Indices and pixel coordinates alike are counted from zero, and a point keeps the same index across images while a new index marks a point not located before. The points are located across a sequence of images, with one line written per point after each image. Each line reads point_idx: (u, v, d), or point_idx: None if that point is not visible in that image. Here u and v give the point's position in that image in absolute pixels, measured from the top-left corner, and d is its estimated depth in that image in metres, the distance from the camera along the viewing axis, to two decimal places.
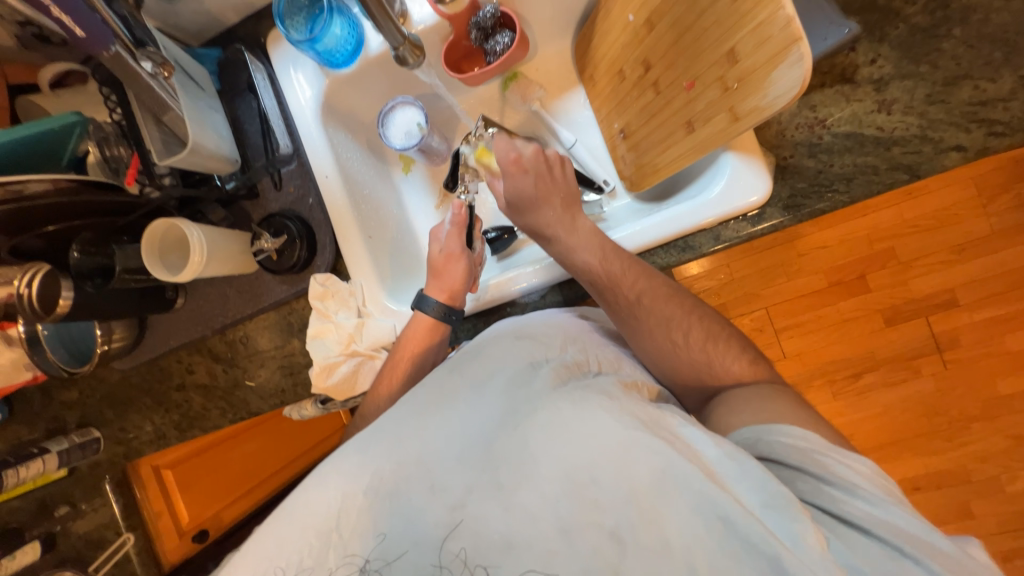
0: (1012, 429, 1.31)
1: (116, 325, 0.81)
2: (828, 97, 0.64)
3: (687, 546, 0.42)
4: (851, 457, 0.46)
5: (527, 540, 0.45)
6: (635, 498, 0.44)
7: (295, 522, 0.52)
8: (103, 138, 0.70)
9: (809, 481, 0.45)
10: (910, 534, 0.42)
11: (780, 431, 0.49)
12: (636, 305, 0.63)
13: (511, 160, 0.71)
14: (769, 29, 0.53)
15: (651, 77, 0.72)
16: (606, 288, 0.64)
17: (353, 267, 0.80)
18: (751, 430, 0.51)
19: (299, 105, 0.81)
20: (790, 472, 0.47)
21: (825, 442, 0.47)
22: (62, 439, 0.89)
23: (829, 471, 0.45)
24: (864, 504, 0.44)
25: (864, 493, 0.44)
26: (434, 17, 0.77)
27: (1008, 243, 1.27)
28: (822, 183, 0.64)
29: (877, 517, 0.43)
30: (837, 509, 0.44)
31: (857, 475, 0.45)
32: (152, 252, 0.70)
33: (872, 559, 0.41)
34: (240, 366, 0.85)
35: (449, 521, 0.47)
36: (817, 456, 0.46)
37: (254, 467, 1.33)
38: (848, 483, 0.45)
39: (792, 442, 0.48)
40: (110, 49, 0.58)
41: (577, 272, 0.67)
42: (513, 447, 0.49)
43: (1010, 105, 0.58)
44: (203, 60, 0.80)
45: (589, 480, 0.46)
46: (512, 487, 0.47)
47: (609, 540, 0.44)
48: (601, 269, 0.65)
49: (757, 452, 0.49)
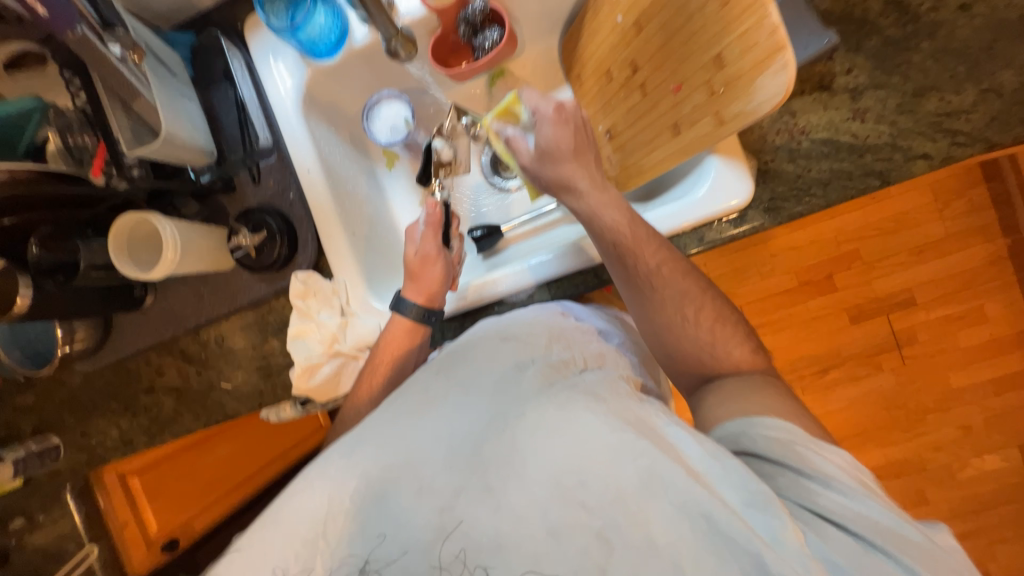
0: (963, 419, 1.40)
1: (78, 326, 0.76)
2: (806, 104, 0.67)
3: (672, 545, 0.43)
4: (831, 451, 0.48)
5: (516, 543, 0.45)
6: (621, 499, 0.45)
7: (281, 526, 0.50)
8: (64, 124, 0.65)
9: (789, 475, 0.47)
10: (882, 526, 0.44)
11: (761, 424, 0.50)
12: (655, 275, 0.62)
13: (552, 109, 0.66)
14: (756, 36, 0.55)
15: (638, 79, 0.72)
16: (627, 252, 0.63)
17: (335, 264, 0.78)
18: (736, 423, 0.52)
19: (279, 96, 0.78)
20: (770, 467, 0.48)
21: (808, 436, 0.49)
22: (17, 448, 0.83)
23: (809, 466, 0.47)
24: (840, 496, 0.45)
25: (841, 486, 0.46)
26: (421, 9, 0.75)
27: (961, 245, 1.36)
28: (800, 187, 0.67)
29: (853, 510, 0.45)
30: (814, 504, 0.45)
31: (837, 469, 0.47)
32: (119, 248, 0.66)
33: (847, 552, 0.43)
34: (214, 368, 0.82)
35: (437, 523, 0.47)
36: (796, 449, 0.48)
37: (229, 471, 1.28)
38: (826, 476, 0.46)
39: (774, 436, 0.49)
40: (76, 31, 0.54)
41: (602, 233, 0.64)
42: (500, 449, 0.49)
43: (971, 117, 0.62)
44: (175, 46, 0.76)
45: (577, 482, 0.46)
46: (501, 488, 0.47)
47: (596, 540, 0.44)
48: (628, 230, 0.63)
49: (738, 444, 0.51)
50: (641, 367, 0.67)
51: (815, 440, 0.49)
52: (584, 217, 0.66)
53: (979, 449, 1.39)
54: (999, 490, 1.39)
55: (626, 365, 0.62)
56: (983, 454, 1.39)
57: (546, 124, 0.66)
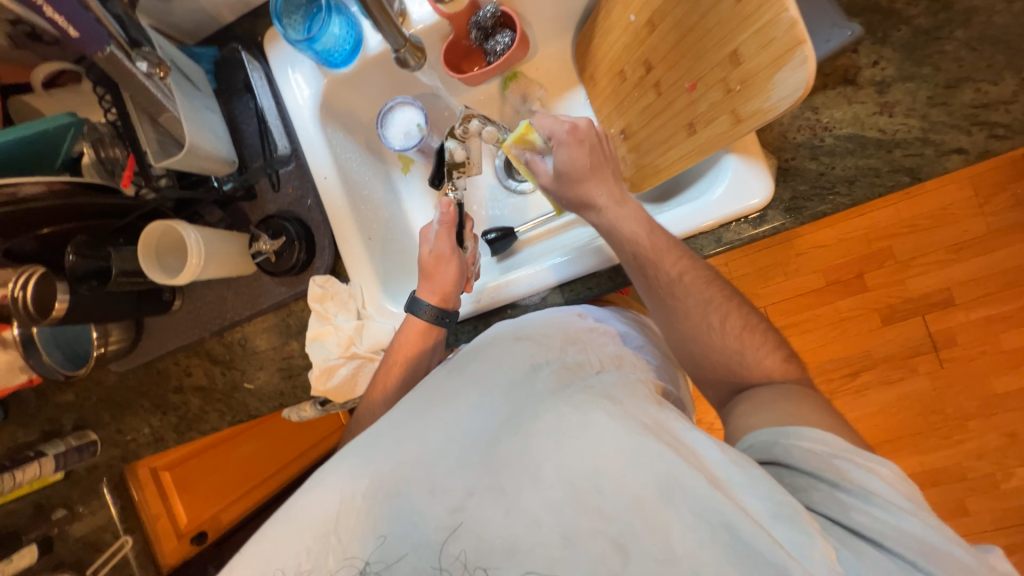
0: (1008, 427, 1.32)
1: (112, 327, 0.80)
2: (829, 99, 0.64)
3: (691, 553, 0.42)
4: (874, 463, 0.46)
5: (530, 546, 0.45)
6: (639, 506, 0.44)
7: (294, 523, 0.52)
8: (98, 139, 0.68)
9: (825, 489, 0.46)
10: (924, 544, 0.42)
11: (798, 434, 0.49)
12: (676, 283, 0.62)
13: (566, 131, 0.64)
14: (773, 32, 0.53)
15: (652, 78, 0.71)
16: (648, 263, 0.62)
17: (351, 268, 0.79)
18: (769, 431, 0.51)
19: (297, 105, 0.80)
20: (801, 479, 0.47)
21: (847, 446, 0.47)
22: (59, 442, 0.88)
23: (844, 478, 0.45)
24: (876, 509, 0.43)
25: (882, 502, 0.44)
26: (434, 16, 0.76)
27: (1004, 242, 1.28)
28: (823, 185, 0.64)
29: (891, 526, 0.43)
30: (849, 520, 0.44)
31: (878, 481, 0.45)
32: (148, 254, 0.70)
33: (885, 573, 0.41)
34: (238, 369, 0.85)
35: (449, 525, 0.47)
36: (834, 462, 0.46)
37: (253, 468, 1.32)
38: (865, 492, 0.44)
39: (811, 446, 0.48)
40: (105, 50, 0.57)
41: (623, 245, 0.64)
42: (514, 452, 0.49)
43: (1011, 108, 0.58)
44: (198, 60, 0.79)
45: (592, 486, 0.46)
46: (514, 491, 0.47)
47: (612, 548, 0.43)
48: (648, 242, 0.62)
49: (769, 453, 0.50)
50: (660, 370, 0.65)
51: (856, 450, 0.47)
52: (603, 231, 0.66)
53: None
54: None
55: (643, 368, 0.60)
56: None
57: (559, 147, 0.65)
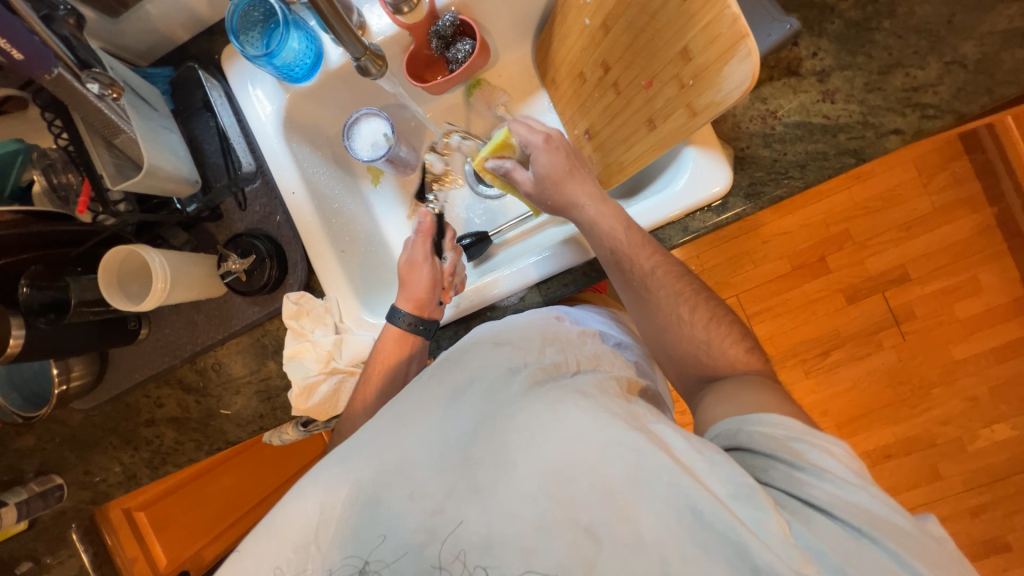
0: (968, 391, 1.40)
1: (74, 362, 0.77)
2: (776, 89, 0.68)
3: (660, 538, 0.43)
4: (830, 443, 0.47)
5: (504, 542, 0.45)
6: (610, 496, 0.45)
7: (273, 536, 0.50)
8: (48, 165, 0.66)
9: (782, 468, 0.46)
10: (871, 515, 0.43)
11: (758, 421, 0.50)
12: (650, 276, 0.64)
13: (541, 140, 0.68)
14: (718, 27, 0.56)
15: (610, 78, 0.74)
16: (624, 258, 0.64)
17: (326, 282, 0.78)
18: (733, 419, 0.52)
19: (260, 121, 0.79)
20: (761, 459, 0.48)
21: (804, 428, 0.48)
22: (21, 491, 0.83)
23: (801, 457, 0.46)
24: (829, 485, 0.44)
25: (833, 477, 0.45)
26: (393, 27, 0.77)
27: (948, 218, 1.37)
28: (778, 171, 0.68)
29: (842, 499, 0.44)
30: (803, 493, 0.45)
31: (833, 460, 0.46)
32: (110, 282, 0.67)
33: (834, 541, 0.42)
34: (213, 396, 0.82)
35: (427, 528, 0.47)
36: (793, 445, 0.47)
37: (235, 499, 1.27)
38: (819, 468, 0.46)
39: (770, 431, 0.49)
40: (53, 72, 0.55)
41: (602, 240, 0.66)
42: (490, 452, 0.49)
43: (938, 89, 0.63)
44: (154, 80, 0.77)
45: (565, 480, 0.46)
46: (492, 489, 0.47)
47: (584, 536, 0.44)
48: (625, 237, 0.64)
49: (732, 438, 0.51)
50: (639, 366, 0.67)
51: (811, 432, 0.48)
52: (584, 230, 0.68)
53: (986, 420, 1.39)
54: (1011, 460, 1.39)
55: (619, 365, 0.62)
56: (991, 424, 1.39)
57: (536, 152, 0.69)
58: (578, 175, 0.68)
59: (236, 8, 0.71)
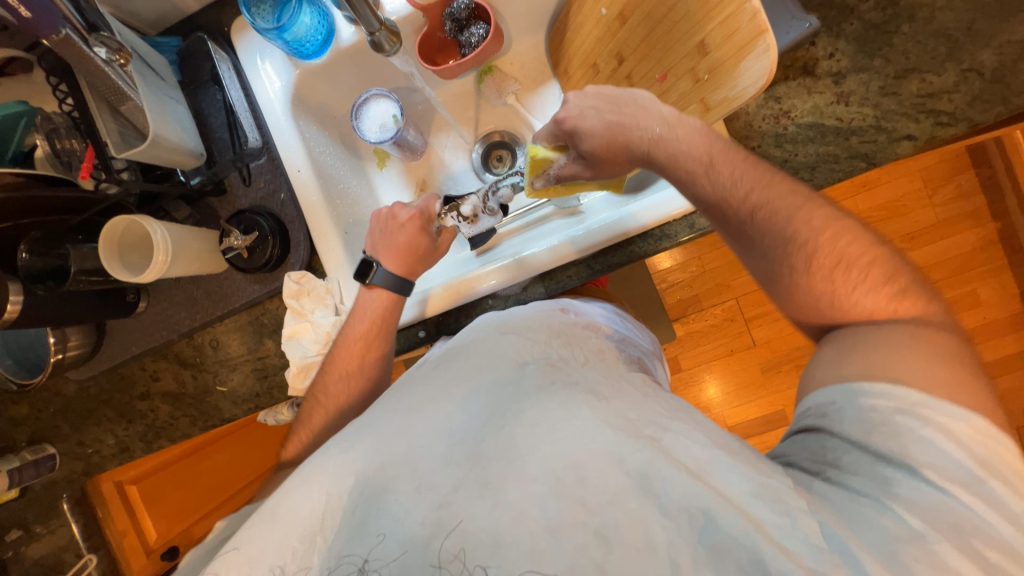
0: None
1: (71, 332, 0.76)
2: (791, 89, 0.67)
3: (670, 542, 0.42)
4: (949, 425, 0.42)
5: (513, 541, 0.44)
6: (620, 499, 0.44)
7: (276, 526, 0.51)
8: (52, 130, 0.66)
9: (868, 458, 0.44)
10: (952, 519, 0.40)
11: (862, 393, 0.46)
12: (748, 223, 0.56)
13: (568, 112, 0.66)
14: (737, 21, 0.55)
15: (624, 70, 0.73)
16: (713, 206, 0.58)
17: (328, 263, 0.77)
18: (828, 392, 0.48)
19: (268, 98, 0.78)
20: (842, 444, 0.45)
21: (910, 408, 0.43)
22: (13, 458, 0.83)
23: (894, 447, 0.43)
24: (917, 481, 0.41)
25: (930, 475, 0.41)
26: (407, 7, 0.76)
27: (952, 230, 1.37)
28: (788, 172, 0.67)
29: (928, 497, 0.41)
30: (883, 485, 0.42)
31: (932, 449, 0.42)
32: (110, 251, 0.66)
33: (878, 541, 0.39)
34: (209, 372, 0.82)
35: (433, 519, 0.46)
36: (894, 423, 0.44)
37: (228, 478, 1.28)
38: (915, 464, 0.42)
39: (872, 407, 0.45)
40: (60, 32, 0.54)
41: (686, 181, 0.59)
42: (499, 447, 0.49)
43: (954, 97, 0.63)
44: (163, 50, 0.76)
45: (575, 480, 0.46)
46: (500, 484, 0.47)
47: (593, 539, 0.43)
48: (708, 176, 0.57)
49: (822, 415, 0.48)
50: (643, 362, 0.67)
51: (926, 405, 0.43)
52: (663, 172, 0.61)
53: None
54: None
55: (625, 361, 0.62)
56: None
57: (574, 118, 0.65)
58: (631, 120, 0.62)
59: None
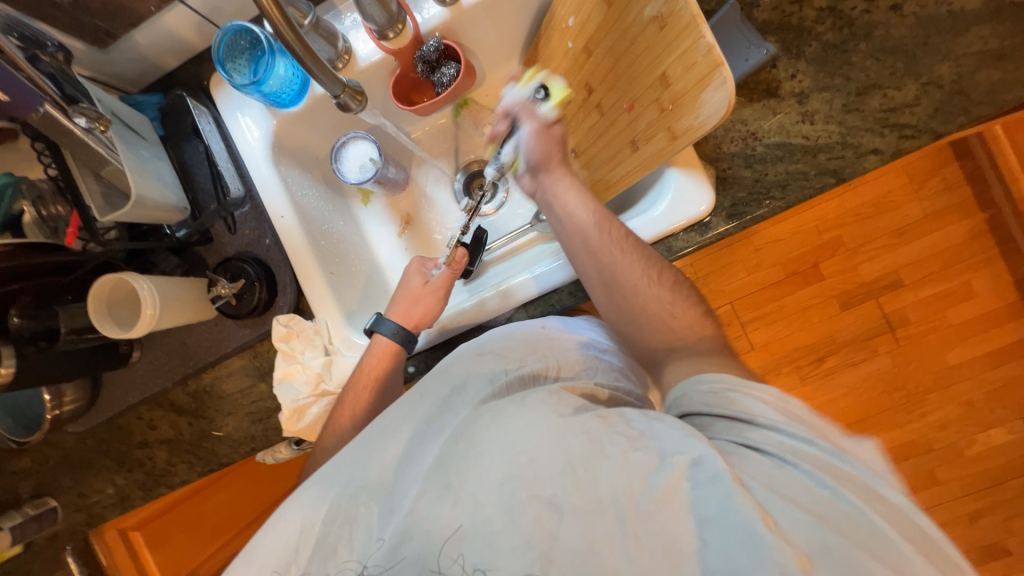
0: (964, 396, 1.40)
1: (66, 388, 0.77)
2: (756, 111, 0.69)
3: (616, 499, 0.43)
4: (758, 390, 0.49)
5: (473, 529, 0.45)
6: (570, 467, 0.45)
7: (254, 561, 0.52)
8: (38, 196, 0.68)
9: (727, 422, 0.48)
10: (802, 450, 0.44)
11: (699, 381, 0.52)
12: (598, 255, 0.63)
13: (538, 128, 0.69)
14: (694, 55, 0.57)
15: (594, 100, 0.74)
16: (575, 239, 0.65)
17: (314, 303, 0.78)
18: (678, 386, 0.54)
19: (248, 146, 0.80)
20: (708, 418, 0.50)
21: (740, 381, 0.50)
22: (15, 514, 0.84)
23: (738, 407, 0.48)
24: (767, 429, 0.46)
25: (768, 421, 0.46)
26: (378, 52, 0.78)
27: (940, 224, 1.37)
28: (760, 190, 0.68)
29: (782, 441, 0.45)
30: (744, 438, 0.46)
31: (762, 407, 0.47)
32: (100, 309, 0.68)
33: (766, 472, 0.43)
34: (206, 417, 0.82)
35: (402, 526, 0.47)
36: (728, 396, 0.49)
37: (229, 516, 1.26)
38: (752, 416, 0.47)
39: (710, 389, 0.51)
40: (39, 111, 0.57)
41: (573, 232, 0.65)
42: (457, 449, 0.50)
43: (915, 110, 0.64)
44: (144, 108, 0.79)
45: (526, 461, 0.46)
46: (460, 482, 0.47)
47: (546, 509, 0.44)
48: (595, 232, 0.63)
49: (681, 407, 0.53)
50: (626, 373, 0.66)
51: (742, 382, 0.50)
52: (557, 223, 0.68)
53: (983, 425, 1.39)
54: (1006, 465, 1.39)
55: (600, 369, 0.62)
56: (987, 429, 1.39)
57: (529, 136, 0.69)
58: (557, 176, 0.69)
59: (222, 39, 0.73)
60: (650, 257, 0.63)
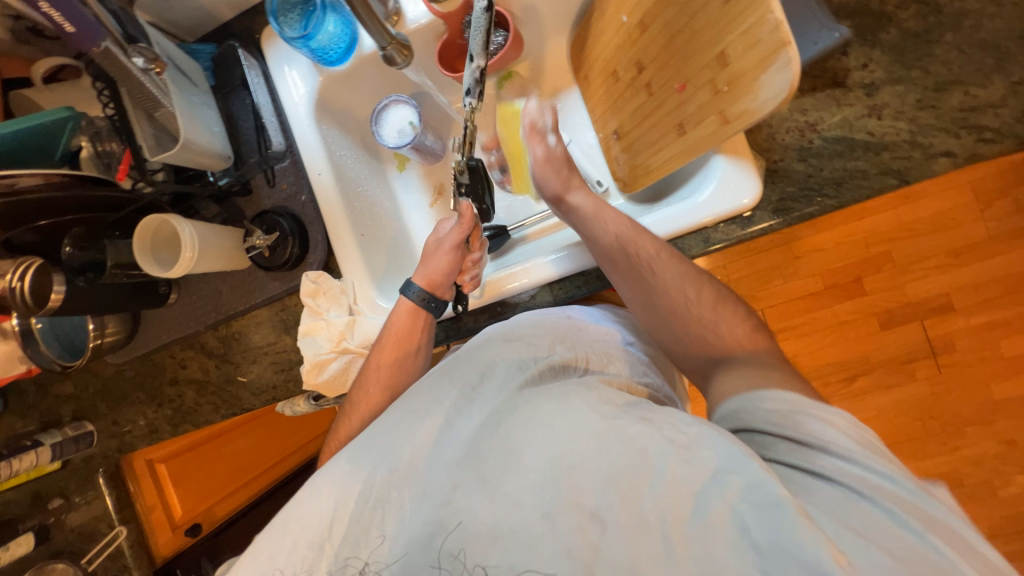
0: (1006, 433, 1.31)
1: (109, 319, 0.81)
2: (818, 101, 0.64)
3: (664, 518, 0.42)
4: (830, 413, 0.46)
5: (511, 531, 0.45)
6: (614, 477, 0.45)
7: (288, 532, 0.53)
8: (96, 133, 0.72)
9: (791, 445, 0.45)
10: (875, 485, 0.41)
11: (762, 397, 0.49)
12: (635, 267, 0.64)
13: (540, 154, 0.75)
14: (758, 32, 0.53)
15: (644, 78, 0.72)
16: (610, 254, 0.67)
17: (345, 263, 0.80)
18: (736, 399, 0.51)
19: (293, 102, 0.81)
20: (767, 437, 0.47)
21: (802, 400, 0.47)
22: (56, 432, 0.90)
23: (805, 433, 0.45)
24: (838, 460, 0.43)
25: (839, 450, 0.43)
26: (428, 15, 0.77)
27: (1005, 247, 1.27)
28: (811, 186, 0.64)
29: (852, 474, 0.42)
30: (810, 465, 0.44)
31: (834, 433, 0.44)
32: (143, 248, 0.71)
33: (833, 505, 0.41)
34: (232, 362, 0.85)
35: (434, 518, 0.48)
36: (796, 418, 0.46)
37: (246, 463, 1.32)
38: (823, 443, 0.44)
39: (774, 407, 0.48)
40: (100, 45, 0.58)
41: (608, 247, 0.67)
42: (495, 443, 0.50)
43: (1000, 112, 0.58)
44: (199, 56, 0.81)
45: (569, 465, 0.46)
46: (499, 478, 0.48)
47: (589, 520, 0.44)
48: (630, 244, 0.65)
49: (738, 420, 0.50)
50: (652, 367, 0.66)
51: (812, 403, 0.47)
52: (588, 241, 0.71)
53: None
54: None
55: (634, 365, 0.62)
56: None
57: (537, 161, 0.75)
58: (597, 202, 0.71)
59: None
60: (693, 272, 0.63)
